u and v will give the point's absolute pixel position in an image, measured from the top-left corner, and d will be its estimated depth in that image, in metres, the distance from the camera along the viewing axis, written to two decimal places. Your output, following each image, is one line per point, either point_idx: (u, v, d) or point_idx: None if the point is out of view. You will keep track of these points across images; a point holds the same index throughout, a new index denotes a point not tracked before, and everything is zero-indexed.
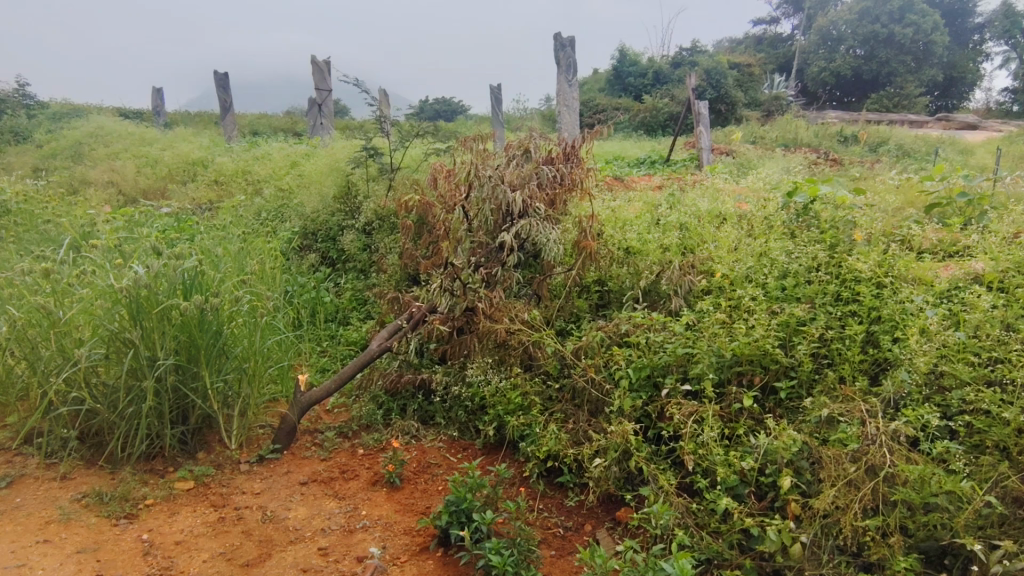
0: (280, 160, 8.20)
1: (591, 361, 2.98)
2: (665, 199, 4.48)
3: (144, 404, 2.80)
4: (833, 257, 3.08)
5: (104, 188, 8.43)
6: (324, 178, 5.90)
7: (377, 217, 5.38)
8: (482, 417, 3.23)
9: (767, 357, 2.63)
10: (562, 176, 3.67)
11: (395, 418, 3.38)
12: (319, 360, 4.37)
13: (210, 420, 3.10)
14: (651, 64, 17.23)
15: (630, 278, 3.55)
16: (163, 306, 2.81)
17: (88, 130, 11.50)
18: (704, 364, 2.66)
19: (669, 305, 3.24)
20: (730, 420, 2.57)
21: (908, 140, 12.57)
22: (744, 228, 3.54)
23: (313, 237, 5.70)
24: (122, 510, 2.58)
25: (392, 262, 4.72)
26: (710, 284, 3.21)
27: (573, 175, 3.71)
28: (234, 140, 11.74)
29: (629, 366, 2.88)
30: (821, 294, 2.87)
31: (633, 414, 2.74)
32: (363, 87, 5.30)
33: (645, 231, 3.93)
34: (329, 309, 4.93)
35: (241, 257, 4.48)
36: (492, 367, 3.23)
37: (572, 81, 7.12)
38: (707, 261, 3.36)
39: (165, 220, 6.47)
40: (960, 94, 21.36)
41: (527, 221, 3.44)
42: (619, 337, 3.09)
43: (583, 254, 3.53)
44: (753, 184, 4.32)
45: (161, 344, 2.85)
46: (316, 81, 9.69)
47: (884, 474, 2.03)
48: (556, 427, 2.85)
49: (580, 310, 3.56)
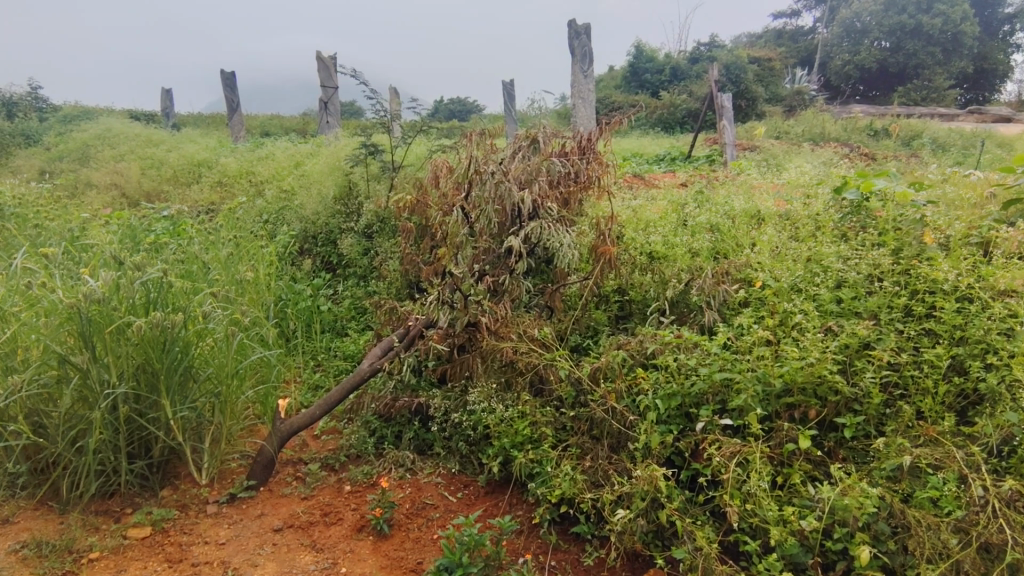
0: (284, 159, 7.86)
1: (611, 387, 2.59)
2: (694, 197, 4.03)
3: (93, 438, 2.43)
4: (899, 263, 2.61)
5: (106, 191, 8.16)
6: (323, 178, 5.54)
7: (377, 219, 5.00)
8: (485, 449, 2.80)
9: (825, 387, 2.20)
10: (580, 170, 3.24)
11: (389, 447, 2.99)
12: (313, 376, 4.01)
13: (177, 453, 2.73)
14: (668, 59, 16.67)
15: (655, 287, 3.18)
16: (117, 323, 2.44)
17: (95, 132, 11.33)
18: (748, 395, 2.24)
19: (701, 319, 2.85)
20: (782, 463, 2.13)
21: (942, 136, 11.92)
22: (786, 231, 3.10)
23: (313, 241, 5.34)
24: (60, 567, 2.21)
25: (393, 269, 4.34)
26: (748, 296, 2.81)
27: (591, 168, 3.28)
28: (241, 141, 11.49)
29: (656, 394, 2.47)
30: (887, 307, 2.41)
31: (662, 453, 2.32)
32: (363, 81, 4.96)
33: (671, 233, 3.51)
34: (327, 319, 4.56)
35: (230, 264, 4.12)
36: (497, 393, 2.84)
37: (587, 71, 6.65)
38: (744, 268, 2.94)
39: (161, 224, 6.16)
40: (992, 87, 20.50)
41: (538, 223, 3.03)
42: (644, 357, 2.74)
43: (602, 261, 3.11)
44: (793, 179, 3.84)
45: (115, 369, 2.49)
46: (321, 78, 9.35)
47: (1009, 560, 1.65)
48: (571, 466, 2.44)
49: (599, 323, 3.20)
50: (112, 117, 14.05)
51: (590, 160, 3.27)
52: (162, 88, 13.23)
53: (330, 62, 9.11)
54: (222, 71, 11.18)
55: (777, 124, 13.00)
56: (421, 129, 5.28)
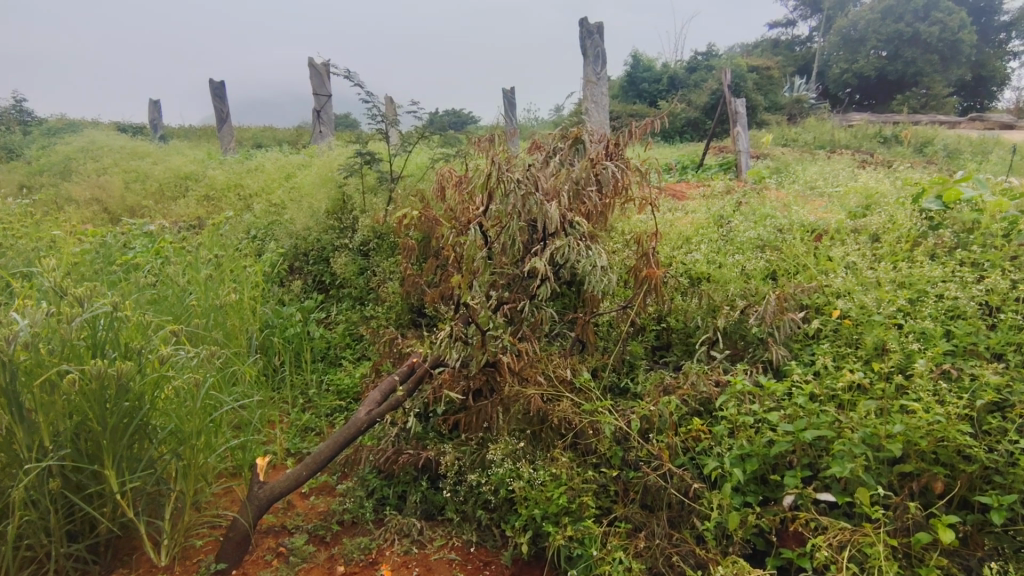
0: (274, 171, 7.36)
1: (666, 444, 2.13)
2: (734, 208, 3.55)
3: (14, 523, 1.91)
4: (1017, 288, 2.15)
5: (85, 207, 7.65)
6: (315, 191, 5.05)
7: (374, 235, 4.51)
8: (510, 517, 2.31)
9: (953, 453, 1.75)
10: (618, 175, 2.73)
11: (391, 512, 2.48)
12: (303, 417, 3.53)
13: (129, 530, 2.21)
14: (666, 68, 16.27)
15: (702, 315, 2.72)
16: (48, 373, 1.92)
17: (78, 145, 10.81)
18: (856, 462, 1.76)
19: (765, 356, 2.39)
20: (909, 556, 1.66)
21: (954, 142, 11.53)
22: (861, 246, 2.64)
23: (305, 258, 4.83)
24: None
25: (392, 290, 3.85)
26: (824, 327, 2.35)
27: (630, 173, 2.77)
28: (230, 152, 11.00)
29: (726, 456, 1.99)
30: (1015, 347, 1.96)
31: (742, 537, 1.84)
32: (358, 83, 4.48)
33: (716, 249, 3.04)
34: (319, 348, 4.06)
35: (210, 289, 3.61)
36: (523, 449, 2.35)
37: (600, 74, 6.19)
38: (816, 294, 2.47)
39: (138, 242, 5.64)
40: (989, 95, 20.01)
41: (565, 241, 2.54)
42: (701, 403, 2.31)
43: (645, 287, 2.61)
44: (848, 186, 3.39)
45: (46, 432, 1.98)
46: (313, 86, 8.88)
47: None
48: (623, 549, 1.95)
49: (635, 357, 2.74)
50: (97, 129, 13.54)
51: (628, 166, 2.79)
52: (150, 100, 12.77)
53: (323, 69, 8.64)
54: (212, 80, 10.72)
55: (783, 132, 12.62)
56: (422, 136, 4.80)
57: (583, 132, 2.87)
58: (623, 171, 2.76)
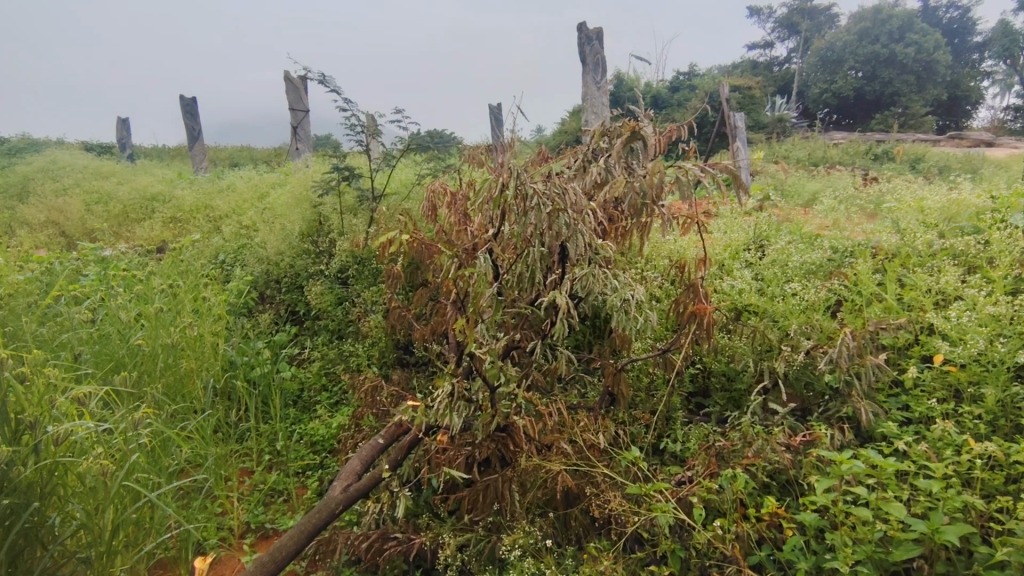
0: (246, 190, 6.78)
1: (739, 538, 1.63)
2: (772, 225, 3.08)
3: None
4: None
5: (39, 230, 6.99)
6: (289, 210, 4.50)
7: (354, 259, 3.95)
8: None
9: None
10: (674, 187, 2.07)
11: None
12: (269, 478, 2.94)
13: None
14: (649, 88, 16.00)
15: (753, 357, 2.22)
16: None
17: (39, 165, 10.12)
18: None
19: (846, 411, 1.92)
20: None
21: (945, 160, 11.31)
22: (951, 271, 2.19)
23: (276, 285, 4.25)
24: None
25: (376, 324, 3.30)
26: (924, 376, 1.89)
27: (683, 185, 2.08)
28: (201, 171, 10.39)
29: (827, 558, 1.51)
30: None
31: None
32: (337, 90, 3.96)
33: (764, 274, 2.57)
34: (290, 391, 3.48)
35: (161, 324, 3.04)
36: (543, 538, 1.83)
37: (599, 82, 5.76)
38: (905, 333, 2.01)
39: (89, 268, 5.00)
40: (966, 114, 19.70)
41: (592, 269, 1.98)
42: (774, 475, 1.82)
43: (694, 327, 2.06)
44: (902, 200, 2.95)
45: None
46: (290, 100, 8.37)
47: None
48: None
49: (672, 408, 2.24)
50: (60, 149, 12.80)
51: (688, 171, 2.08)
52: (120, 117, 12.15)
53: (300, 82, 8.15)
54: (183, 96, 10.15)
55: (774, 150, 12.33)
56: (409, 149, 4.29)
57: (639, 123, 2.07)
58: (680, 178, 2.07)
